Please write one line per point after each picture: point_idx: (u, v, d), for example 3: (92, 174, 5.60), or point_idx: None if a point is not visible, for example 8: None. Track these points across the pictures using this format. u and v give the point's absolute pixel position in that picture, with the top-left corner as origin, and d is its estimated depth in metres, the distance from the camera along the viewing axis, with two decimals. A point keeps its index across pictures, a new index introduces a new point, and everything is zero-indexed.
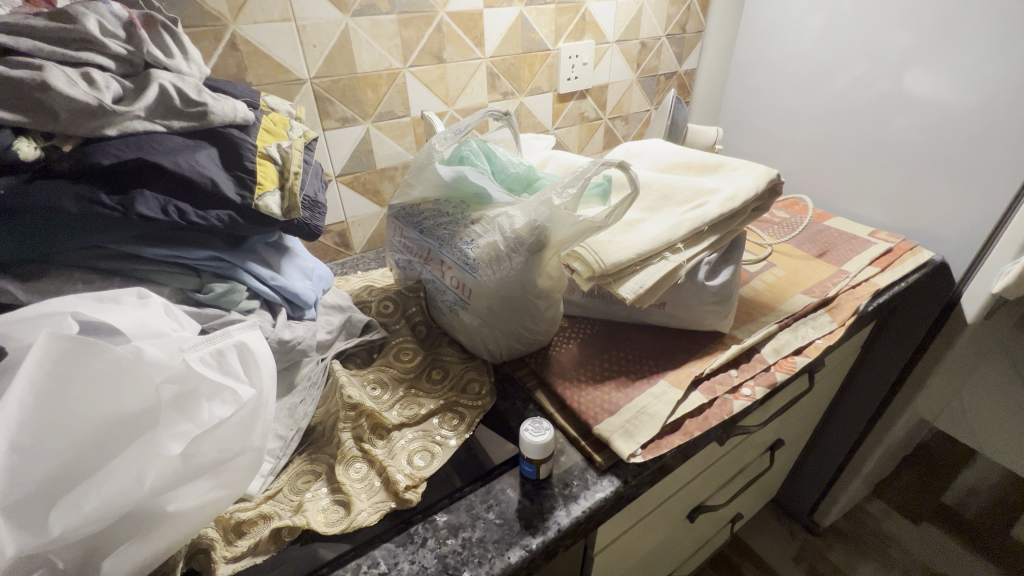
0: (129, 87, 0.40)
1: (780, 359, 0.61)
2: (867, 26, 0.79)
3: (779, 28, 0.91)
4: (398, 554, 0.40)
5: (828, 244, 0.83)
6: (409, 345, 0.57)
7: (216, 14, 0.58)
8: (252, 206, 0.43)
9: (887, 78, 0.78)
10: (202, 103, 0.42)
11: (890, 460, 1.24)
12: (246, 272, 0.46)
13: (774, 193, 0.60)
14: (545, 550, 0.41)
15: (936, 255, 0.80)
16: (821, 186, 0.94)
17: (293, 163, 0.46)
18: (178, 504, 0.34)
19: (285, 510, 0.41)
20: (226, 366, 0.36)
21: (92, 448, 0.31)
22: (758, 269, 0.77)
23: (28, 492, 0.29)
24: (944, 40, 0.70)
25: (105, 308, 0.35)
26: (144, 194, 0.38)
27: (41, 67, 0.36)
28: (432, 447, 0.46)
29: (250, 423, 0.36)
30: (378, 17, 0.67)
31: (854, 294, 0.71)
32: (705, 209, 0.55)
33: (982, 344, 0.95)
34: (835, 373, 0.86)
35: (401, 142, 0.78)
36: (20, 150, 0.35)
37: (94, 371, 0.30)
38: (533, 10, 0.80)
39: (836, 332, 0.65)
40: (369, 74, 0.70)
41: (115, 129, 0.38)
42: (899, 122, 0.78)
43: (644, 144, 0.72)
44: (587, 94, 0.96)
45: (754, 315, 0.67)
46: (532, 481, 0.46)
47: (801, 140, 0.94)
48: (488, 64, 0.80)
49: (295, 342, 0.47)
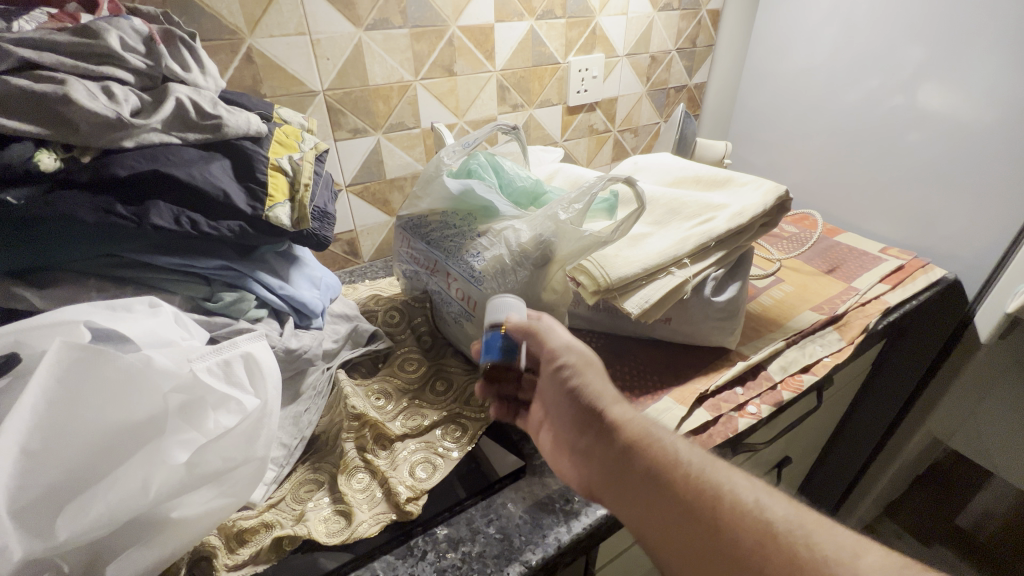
0: (148, 101, 0.42)
1: (787, 377, 0.60)
2: (880, 40, 0.78)
3: (792, 41, 0.91)
4: (398, 566, 0.40)
5: (838, 260, 0.82)
6: (414, 355, 0.57)
7: (232, 27, 0.59)
8: (263, 217, 0.44)
9: (900, 92, 0.78)
10: (217, 115, 0.43)
11: (902, 480, 1.22)
12: (256, 282, 0.47)
13: (783, 209, 0.59)
14: (545, 567, 0.41)
15: (948, 274, 0.79)
16: (831, 201, 0.93)
17: (303, 175, 0.47)
18: (181, 511, 0.34)
19: (287, 519, 0.41)
20: (233, 376, 0.37)
21: (100, 455, 0.31)
22: (766, 284, 0.77)
23: (36, 497, 0.29)
24: (960, 55, 0.70)
25: (116, 316, 0.36)
26: (158, 205, 0.39)
27: (63, 82, 0.37)
28: (434, 458, 0.46)
29: (253, 432, 0.36)
30: (391, 31, 0.69)
31: (864, 312, 0.70)
32: (713, 224, 0.55)
33: (998, 364, 0.93)
34: (845, 391, 0.85)
35: (411, 153, 0.79)
36: (40, 163, 0.36)
37: (104, 377, 0.31)
38: (544, 23, 0.81)
39: (845, 350, 0.64)
40: (381, 87, 0.71)
41: (132, 141, 0.39)
42: (912, 137, 0.77)
43: (652, 157, 0.72)
44: (596, 107, 0.96)
45: (761, 332, 0.66)
46: (534, 498, 0.46)
47: (812, 152, 0.93)
48: (498, 77, 0.81)
49: (302, 352, 0.48)
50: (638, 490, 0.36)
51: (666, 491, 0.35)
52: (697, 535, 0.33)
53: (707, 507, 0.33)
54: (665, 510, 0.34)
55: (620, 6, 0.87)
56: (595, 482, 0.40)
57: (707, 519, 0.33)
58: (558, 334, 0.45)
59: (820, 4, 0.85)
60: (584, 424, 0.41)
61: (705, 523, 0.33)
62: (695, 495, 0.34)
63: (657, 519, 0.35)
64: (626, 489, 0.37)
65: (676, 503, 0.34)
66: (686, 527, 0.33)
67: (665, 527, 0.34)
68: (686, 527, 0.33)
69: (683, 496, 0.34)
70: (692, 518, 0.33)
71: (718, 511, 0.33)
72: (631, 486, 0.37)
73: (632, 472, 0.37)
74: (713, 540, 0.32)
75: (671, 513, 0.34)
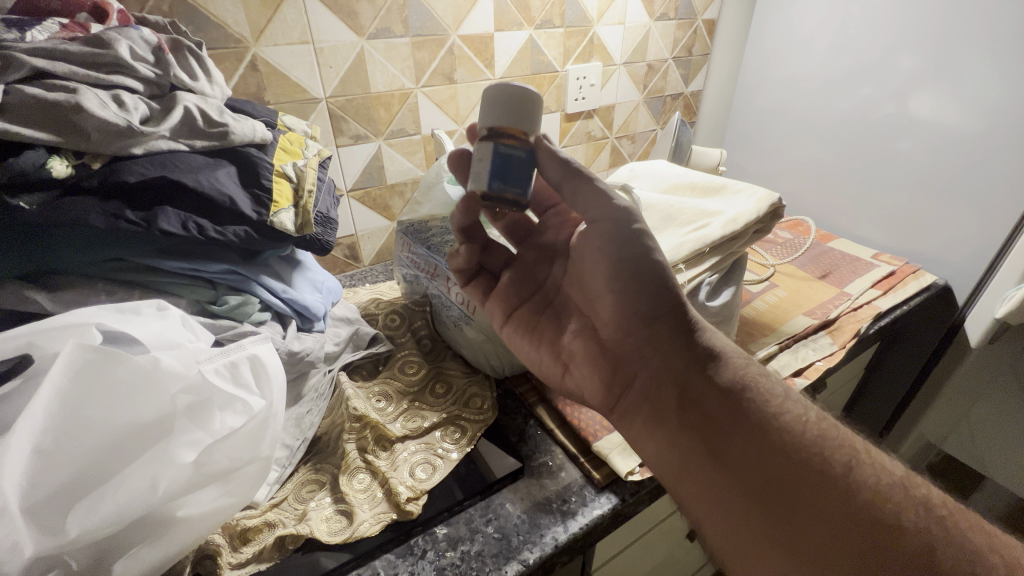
0: (156, 109, 0.43)
1: (780, 380, 0.62)
2: (872, 51, 0.80)
3: (786, 50, 0.93)
4: (398, 565, 0.41)
5: (830, 266, 0.84)
6: (414, 358, 0.58)
7: (237, 37, 0.60)
8: (267, 223, 0.45)
9: (892, 101, 0.79)
10: (223, 123, 0.45)
11: None
12: (260, 285, 0.48)
13: (777, 216, 0.60)
14: (542, 566, 0.42)
15: (938, 279, 0.80)
16: (824, 208, 0.95)
17: (307, 182, 0.48)
18: (187, 510, 0.35)
19: (289, 519, 0.42)
20: (239, 377, 0.39)
21: (110, 454, 0.32)
22: (760, 289, 0.78)
23: (48, 495, 0.30)
24: (950, 65, 0.71)
25: (125, 319, 0.37)
26: (167, 210, 0.40)
27: (75, 90, 0.38)
28: (434, 459, 0.47)
29: (259, 433, 0.38)
30: (392, 40, 0.70)
31: (856, 317, 0.72)
32: (707, 230, 0.56)
33: (989, 368, 0.95)
34: (838, 395, 0.86)
35: (411, 159, 0.80)
36: (53, 169, 0.37)
37: (115, 378, 0.32)
38: (542, 33, 0.82)
39: (838, 354, 0.65)
40: (382, 94, 0.73)
41: (141, 148, 0.40)
42: (903, 145, 0.79)
43: (649, 164, 0.73)
44: (594, 114, 0.98)
45: (755, 336, 0.67)
46: (530, 498, 0.47)
47: (806, 160, 0.94)
48: (497, 84, 0.83)
49: (304, 354, 0.49)
50: (730, 414, 0.39)
51: (771, 418, 0.38)
52: (805, 464, 0.35)
53: (821, 443, 0.36)
54: (757, 432, 0.38)
55: (617, 16, 0.89)
56: (662, 400, 0.42)
57: (820, 452, 0.36)
58: (597, 185, 0.41)
59: (813, 14, 0.87)
60: (651, 332, 0.44)
61: (818, 455, 0.36)
62: (803, 430, 0.37)
63: (745, 441, 0.37)
64: (716, 411, 0.40)
65: (778, 432, 0.37)
66: (786, 453, 0.36)
67: (759, 450, 0.37)
68: (790, 453, 0.36)
69: (788, 427, 0.37)
70: (799, 448, 0.36)
71: (835, 450, 0.36)
72: (722, 408, 0.40)
73: (721, 395, 0.40)
74: (822, 469, 0.35)
75: (769, 438, 0.37)
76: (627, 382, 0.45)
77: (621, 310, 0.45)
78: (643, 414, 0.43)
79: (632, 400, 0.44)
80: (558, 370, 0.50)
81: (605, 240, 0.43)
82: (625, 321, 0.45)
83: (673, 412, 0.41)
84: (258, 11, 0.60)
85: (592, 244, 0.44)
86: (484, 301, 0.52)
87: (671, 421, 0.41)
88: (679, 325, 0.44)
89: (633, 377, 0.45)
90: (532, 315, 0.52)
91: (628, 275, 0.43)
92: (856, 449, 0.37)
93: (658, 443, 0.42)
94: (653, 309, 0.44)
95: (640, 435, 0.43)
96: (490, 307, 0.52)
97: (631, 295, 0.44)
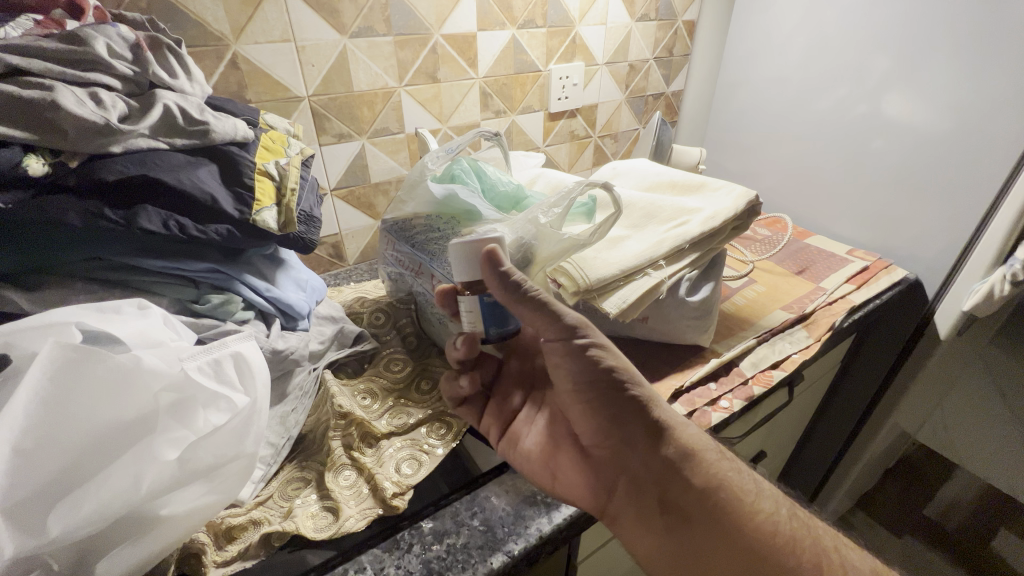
0: (135, 106, 0.42)
1: (758, 372, 0.64)
2: (846, 53, 0.82)
3: (763, 51, 0.95)
4: (384, 560, 0.41)
5: (807, 262, 0.86)
6: (399, 356, 0.59)
7: (217, 34, 0.60)
8: (249, 221, 0.44)
9: (866, 102, 0.81)
10: (204, 121, 0.45)
11: (874, 471, 1.28)
12: (243, 284, 0.48)
13: (754, 213, 0.62)
14: (526, 557, 0.43)
15: (910, 274, 0.83)
16: (800, 205, 0.97)
17: (289, 180, 0.48)
18: (171, 508, 0.35)
19: (275, 516, 0.42)
20: (223, 374, 0.39)
21: (91, 453, 0.32)
22: (739, 284, 0.80)
23: (28, 495, 0.29)
24: (918, 69, 0.74)
25: (106, 319, 0.37)
26: (147, 210, 0.39)
27: (50, 88, 0.38)
28: (420, 455, 0.48)
29: (243, 429, 0.38)
30: (375, 39, 0.70)
31: (831, 310, 0.74)
32: (687, 227, 0.57)
33: (961, 358, 0.98)
34: (815, 387, 0.89)
35: (395, 158, 0.81)
36: (28, 168, 0.36)
37: (98, 377, 0.32)
38: (525, 32, 0.83)
39: (812, 347, 0.68)
40: (366, 93, 0.73)
41: (120, 146, 0.40)
42: (877, 144, 0.81)
43: (630, 162, 0.74)
44: (577, 113, 0.99)
45: (734, 330, 0.69)
46: (515, 490, 0.48)
47: (784, 157, 0.96)
48: (481, 83, 0.83)
49: (288, 352, 0.49)
50: (708, 519, 0.40)
51: (740, 519, 0.39)
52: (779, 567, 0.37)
53: (791, 548, 0.38)
54: (732, 539, 0.39)
55: (599, 16, 0.90)
56: (646, 506, 0.42)
57: (790, 559, 0.37)
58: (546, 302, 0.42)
59: (788, 18, 0.89)
60: (626, 435, 0.42)
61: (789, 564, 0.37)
62: (775, 532, 0.39)
63: (720, 544, 0.39)
64: (691, 521, 0.40)
65: (748, 534, 0.39)
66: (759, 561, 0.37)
67: (736, 557, 0.38)
68: (764, 562, 0.37)
69: (762, 528, 0.39)
70: (770, 553, 0.38)
71: (808, 552, 0.38)
72: (697, 513, 0.40)
73: (699, 498, 0.40)
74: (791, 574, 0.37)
75: (744, 545, 0.38)
76: (612, 486, 0.44)
77: (597, 418, 0.43)
78: (632, 519, 0.43)
79: (621, 504, 0.43)
80: (547, 477, 0.47)
81: (567, 352, 0.43)
82: (600, 428, 0.44)
83: (657, 513, 0.41)
84: (239, 7, 0.60)
85: (558, 359, 0.44)
86: (477, 419, 0.52)
87: (656, 524, 0.41)
88: (650, 429, 0.42)
89: (616, 482, 0.44)
90: (522, 425, 0.52)
91: (592, 369, 0.42)
92: (824, 547, 0.39)
93: (649, 545, 0.42)
94: (624, 416, 0.42)
95: (631, 538, 0.43)
96: (486, 421, 0.52)
97: (605, 404, 0.43)
